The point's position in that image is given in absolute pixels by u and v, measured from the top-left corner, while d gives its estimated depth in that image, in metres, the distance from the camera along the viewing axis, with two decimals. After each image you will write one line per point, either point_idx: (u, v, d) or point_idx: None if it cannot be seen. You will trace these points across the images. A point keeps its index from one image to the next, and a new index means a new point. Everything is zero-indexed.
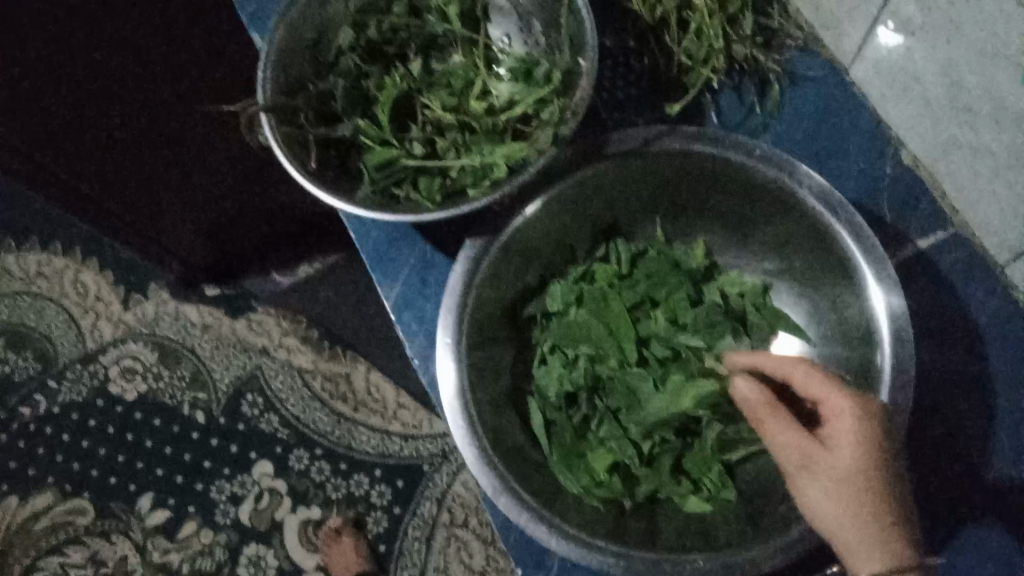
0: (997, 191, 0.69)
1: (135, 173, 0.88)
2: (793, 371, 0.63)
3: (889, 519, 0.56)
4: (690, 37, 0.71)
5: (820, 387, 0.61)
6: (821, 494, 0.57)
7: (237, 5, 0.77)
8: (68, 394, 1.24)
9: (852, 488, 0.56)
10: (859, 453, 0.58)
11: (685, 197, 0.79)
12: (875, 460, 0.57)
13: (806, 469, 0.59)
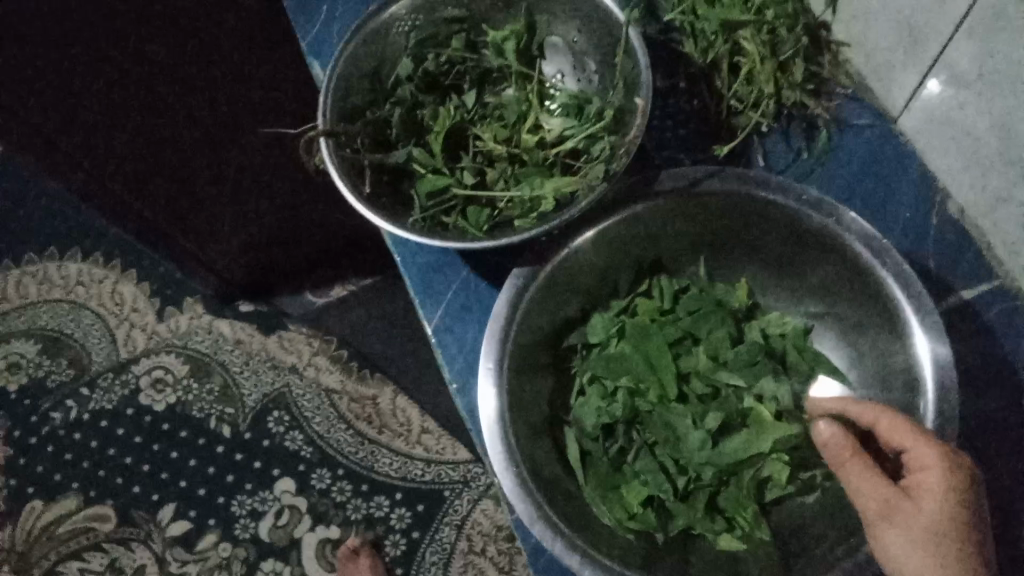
0: None
1: (183, 171, 0.97)
2: (877, 417, 0.56)
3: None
4: (741, 81, 0.71)
5: (907, 435, 0.54)
6: (912, 560, 0.51)
7: (300, 31, 0.86)
8: (142, 379, 1.37)
9: (935, 542, 0.51)
10: (949, 518, 0.51)
11: (732, 234, 0.68)
12: (959, 514, 0.52)
13: (888, 521, 0.52)
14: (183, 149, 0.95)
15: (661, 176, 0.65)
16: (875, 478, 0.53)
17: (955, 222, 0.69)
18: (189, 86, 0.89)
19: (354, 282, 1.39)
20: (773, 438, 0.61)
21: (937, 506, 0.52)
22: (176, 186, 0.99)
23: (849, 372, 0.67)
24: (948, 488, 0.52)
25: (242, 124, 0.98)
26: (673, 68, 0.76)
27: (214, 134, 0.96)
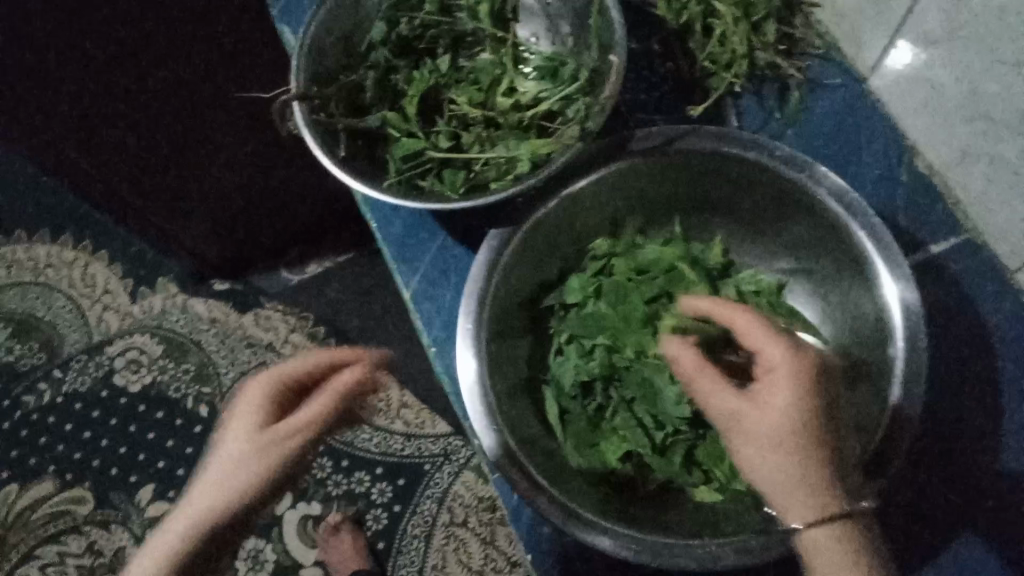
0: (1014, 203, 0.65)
1: (170, 145, 0.98)
2: (735, 319, 0.57)
3: (815, 470, 0.51)
4: (714, 43, 0.71)
5: (756, 336, 0.54)
6: (756, 458, 0.52)
7: (273, 2, 0.85)
8: (116, 361, 1.36)
9: (776, 443, 0.51)
10: (793, 418, 0.51)
11: (706, 191, 0.69)
12: (806, 411, 0.51)
13: (734, 426, 0.53)
14: (169, 124, 0.95)
15: (637, 135, 0.65)
16: (722, 390, 0.54)
17: (924, 178, 0.70)
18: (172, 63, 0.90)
19: (329, 259, 1.36)
20: None
21: (783, 415, 0.51)
22: (164, 162, 1.00)
23: (823, 326, 0.68)
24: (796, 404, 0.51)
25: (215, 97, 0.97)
26: (648, 30, 0.76)
27: (197, 108, 0.97)
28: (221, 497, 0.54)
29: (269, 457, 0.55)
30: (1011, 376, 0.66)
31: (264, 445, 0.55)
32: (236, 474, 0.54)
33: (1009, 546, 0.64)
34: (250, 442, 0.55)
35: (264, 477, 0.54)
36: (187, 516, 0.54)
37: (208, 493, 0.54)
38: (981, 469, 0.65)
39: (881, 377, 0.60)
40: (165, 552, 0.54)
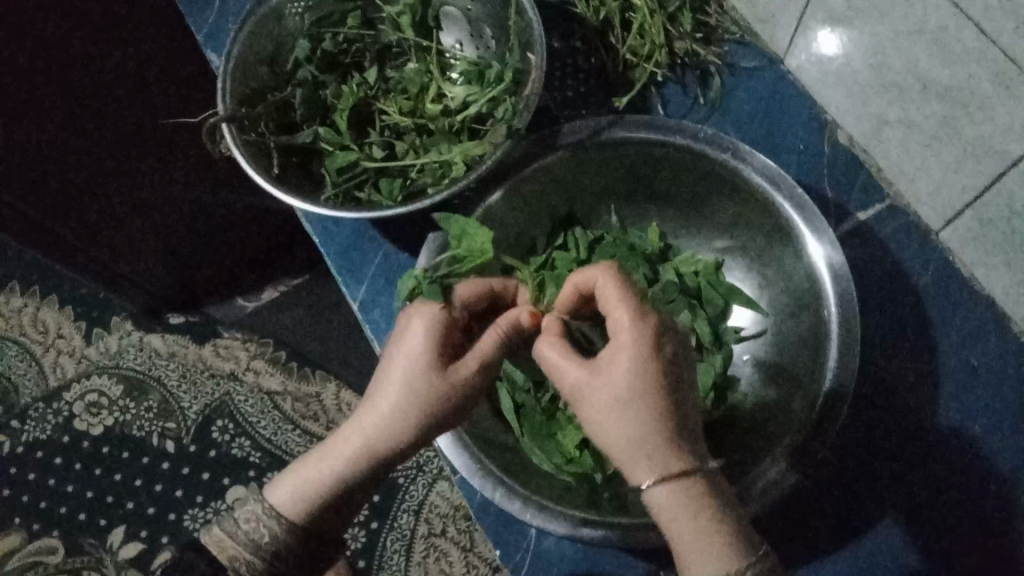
0: (930, 165, 0.66)
1: (120, 178, 1.01)
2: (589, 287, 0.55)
3: (652, 433, 0.48)
4: (634, 36, 0.73)
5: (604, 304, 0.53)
6: (601, 426, 0.50)
7: (195, 27, 0.86)
8: (75, 406, 1.34)
9: (612, 407, 0.49)
10: (628, 383, 0.49)
11: (638, 180, 0.70)
12: (641, 377, 0.49)
13: (581, 397, 0.52)
14: (119, 155, 0.98)
15: (565, 129, 0.67)
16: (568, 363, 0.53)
17: (844, 149, 0.73)
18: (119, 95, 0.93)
19: (286, 282, 1.38)
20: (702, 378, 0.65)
21: (619, 382, 0.49)
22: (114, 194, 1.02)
23: (762, 301, 0.70)
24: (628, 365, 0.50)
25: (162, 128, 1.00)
26: (569, 28, 0.77)
27: (145, 140, 1.00)
28: (381, 428, 0.58)
29: (446, 387, 0.57)
30: (942, 330, 0.69)
31: (450, 373, 0.57)
32: (400, 409, 0.57)
33: (962, 494, 0.65)
34: (425, 377, 0.57)
35: (457, 399, 0.58)
36: (346, 448, 0.58)
37: (384, 427, 0.57)
38: (926, 424, 0.67)
39: (817, 342, 0.62)
40: (316, 481, 0.59)
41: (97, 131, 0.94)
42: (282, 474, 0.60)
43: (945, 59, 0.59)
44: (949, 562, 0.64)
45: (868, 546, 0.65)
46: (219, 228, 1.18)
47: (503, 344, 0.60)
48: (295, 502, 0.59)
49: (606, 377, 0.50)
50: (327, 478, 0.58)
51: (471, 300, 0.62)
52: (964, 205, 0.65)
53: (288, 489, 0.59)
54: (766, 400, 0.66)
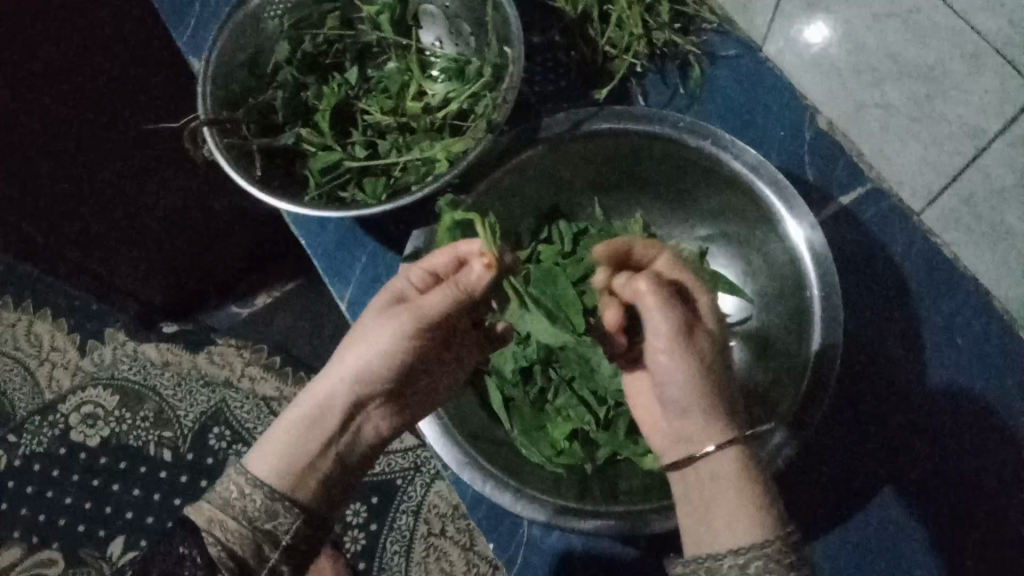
0: (910, 146, 0.70)
1: (111, 190, 1.00)
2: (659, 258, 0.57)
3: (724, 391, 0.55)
4: (612, 28, 0.74)
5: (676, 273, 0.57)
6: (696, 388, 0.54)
7: (175, 34, 0.88)
8: (71, 417, 1.34)
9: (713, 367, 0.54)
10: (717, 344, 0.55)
11: (620, 170, 0.71)
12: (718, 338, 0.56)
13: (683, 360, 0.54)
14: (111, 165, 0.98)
15: (545, 122, 0.67)
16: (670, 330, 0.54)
17: (826, 134, 0.72)
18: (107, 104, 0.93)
19: (278, 287, 1.39)
20: None
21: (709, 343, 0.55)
22: (106, 206, 1.02)
23: (747, 287, 0.70)
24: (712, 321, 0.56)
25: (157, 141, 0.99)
26: (548, 23, 0.78)
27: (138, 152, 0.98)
28: (330, 377, 0.61)
29: (386, 329, 0.60)
30: (929, 310, 0.69)
31: (389, 316, 0.61)
32: (344, 355, 0.61)
33: (952, 473, 0.66)
34: (368, 323, 0.61)
35: (396, 342, 0.60)
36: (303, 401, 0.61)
37: (332, 375, 0.61)
38: (913, 404, 0.67)
39: (802, 325, 0.62)
40: (280, 434, 0.59)
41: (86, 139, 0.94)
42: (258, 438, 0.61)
43: None
44: (942, 542, 0.64)
45: (860, 526, 0.65)
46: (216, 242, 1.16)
47: (454, 296, 0.59)
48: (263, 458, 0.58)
49: (702, 331, 0.55)
50: (288, 431, 0.59)
51: (438, 268, 0.61)
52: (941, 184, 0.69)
53: (260, 448, 0.59)
54: (754, 385, 0.66)
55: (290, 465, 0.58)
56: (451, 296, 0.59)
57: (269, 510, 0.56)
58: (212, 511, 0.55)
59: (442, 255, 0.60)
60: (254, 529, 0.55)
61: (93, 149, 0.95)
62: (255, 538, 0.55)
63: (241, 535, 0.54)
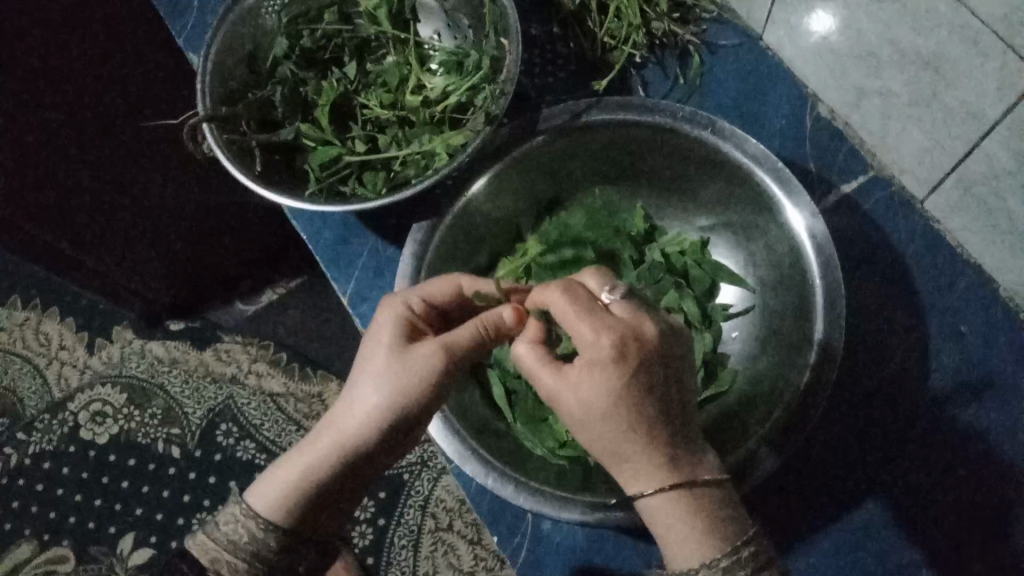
0: (932, 128, 0.63)
1: (115, 188, 1.01)
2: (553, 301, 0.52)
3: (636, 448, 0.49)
4: (611, 19, 0.74)
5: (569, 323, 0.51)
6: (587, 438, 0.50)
7: (176, 33, 0.88)
8: (80, 416, 1.35)
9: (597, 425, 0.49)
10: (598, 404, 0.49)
11: (619, 162, 0.71)
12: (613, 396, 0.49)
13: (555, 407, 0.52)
14: (115, 164, 0.98)
15: (543, 115, 0.67)
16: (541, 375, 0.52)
17: (827, 122, 0.73)
18: (111, 104, 0.93)
19: (284, 283, 1.40)
20: None
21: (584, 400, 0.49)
22: (110, 205, 1.02)
23: (748, 277, 0.70)
24: (597, 383, 0.49)
25: (158, 135, 1.00)
26: (546, 15, 0.78)
27: (138, 149, 0.99)
28: (348, 419, 0.55)
29: (411, 372, 0.54)
30: (931, 297, 0.69)
31: (405, 357, 0.54)
32: (363, 397, 0.54)
33: (959, 460, 0.65)
34: (387, 358, 0.54)
35: (421, 386, 0.54)
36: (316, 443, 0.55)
37: (350, 417, 0.55)
38: (917, 392, 0.67)
39: (805, 314, 0.62)
40: (292, 479, 0.55)
41: (95, 140, 0.94)
42: (263, 475, 0.57)
43: (918, 25, 0.58)
44: (949, 532, 0.64)
45: (865, 516, 0.65)
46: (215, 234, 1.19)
47: (480, 337, 0.56)
48: (279, 505, 0.55)
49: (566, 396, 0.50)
50: (305, 474, 0.55)
51: (441, 298, 0.59)
52: (963, 173, 0.63)
53: (272, 490, 0.56)
54: (756, 373, 0.66)
55: (304, 508, 0.56)
56: (477, 337, 0.55)
57: (282, 549, 0.56)
58: (220, 550, 0.56)
59: (445, 285, 0.59)
60: (270, 567, 0.56)
61: (99, 149, 0.95)
62: (267, 572, 0.56)
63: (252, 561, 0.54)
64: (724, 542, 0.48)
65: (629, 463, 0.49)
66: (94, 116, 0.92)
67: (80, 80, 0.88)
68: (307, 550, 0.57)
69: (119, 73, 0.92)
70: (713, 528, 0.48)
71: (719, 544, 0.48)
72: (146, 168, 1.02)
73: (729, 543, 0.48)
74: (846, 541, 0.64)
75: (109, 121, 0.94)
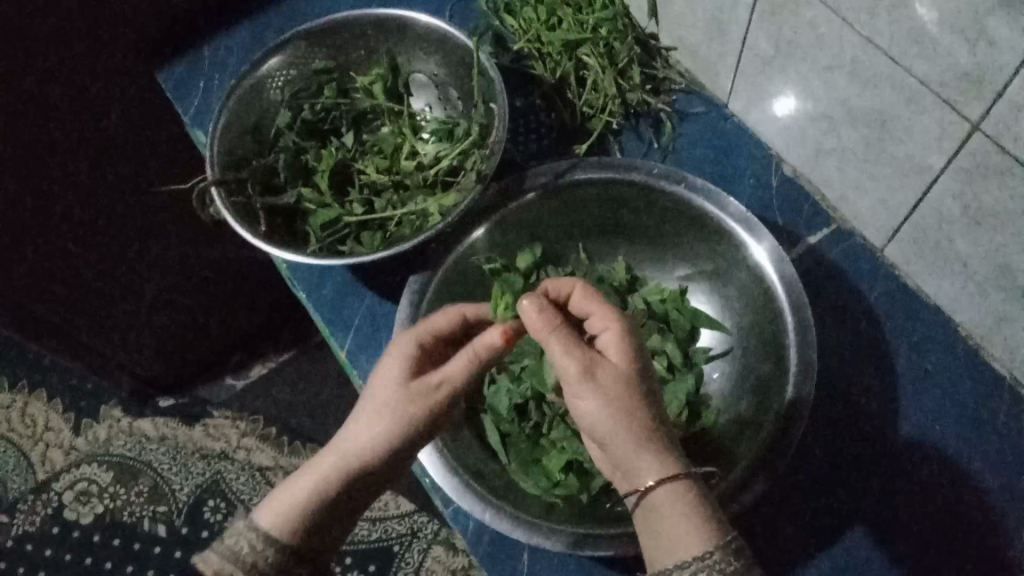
0: (884, 177, 0.69)
1: (112, 242, 1.05)
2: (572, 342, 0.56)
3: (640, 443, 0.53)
4: (589, 90, 0.81)
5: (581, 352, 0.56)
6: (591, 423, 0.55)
7: (183, 108, 0.92)
8: (65, 496, 1.32)
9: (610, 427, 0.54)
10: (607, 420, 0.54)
11: (601, 219, 0.76)
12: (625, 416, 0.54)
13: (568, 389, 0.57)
14: (112, 221, 1.03)
15: (529, 174, 0.74)
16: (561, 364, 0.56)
17: (791, 180, 0.79)
18: (114, 168, 0.98)
19: (273, 358, 1.44)
20: (676, 397, 0.68)
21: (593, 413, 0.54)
22: (106, 257, 1.07)
23: (726, 322, 0.73)
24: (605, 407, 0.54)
25: (155, 196, 1.05)
26: (530, 90, 0.86)
27: (135, 205, 1.04)
28: (352, 447, 0.59)
29: (417, 395, 0.60)
30: (897, 337, 0.74)
31: (411, 392, 0.60)
32: (371, 422, 0.60)
33: (935, 492, 0.68)
34: (397, 390, 0.61)
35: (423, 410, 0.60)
36: (318, 467, 0.59)
37: (353, 441, 0.59)
38: (887, 427, 0.71)
39: (778, 350, 0.66)
40: (296, 501, 0.57)
41: (95, 197, 0.99)
42: (269, 497, 0.59)
43: (863, 86, 0.64)
44: (931, 562, 0.66)
45: (849, 551, 0.67)
46: (205, 290, 1.23)
47: (471, 364, 0.62)
48: (287, 524, 0.57)
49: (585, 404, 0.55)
50: (309, 497, 0.58)
51: (439, 330, 0.65)
52: (913, 218, 0.69)
53: (277, 509, 0.57)
54: (738, 413, 0.70)
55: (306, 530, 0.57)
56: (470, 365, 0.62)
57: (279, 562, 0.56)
58: (217, 561, 0.56)
59: (447, 319, 0.65)
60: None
61: (97, 206, 1.00)
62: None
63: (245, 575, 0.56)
64: (702, 546, 0.50)
65: (618, 437, 0.54)
66: (96, 176, 0.97)
67: (87, 146, 0.94)
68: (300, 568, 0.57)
69: (127, 143, 0.98)
70: (694, 531, 0.51)
71: (698, 546, 0.50)
72: (141, 225, 1.07)
73: (706, 546, 0.50)
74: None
75: (112, 182, 0.99)
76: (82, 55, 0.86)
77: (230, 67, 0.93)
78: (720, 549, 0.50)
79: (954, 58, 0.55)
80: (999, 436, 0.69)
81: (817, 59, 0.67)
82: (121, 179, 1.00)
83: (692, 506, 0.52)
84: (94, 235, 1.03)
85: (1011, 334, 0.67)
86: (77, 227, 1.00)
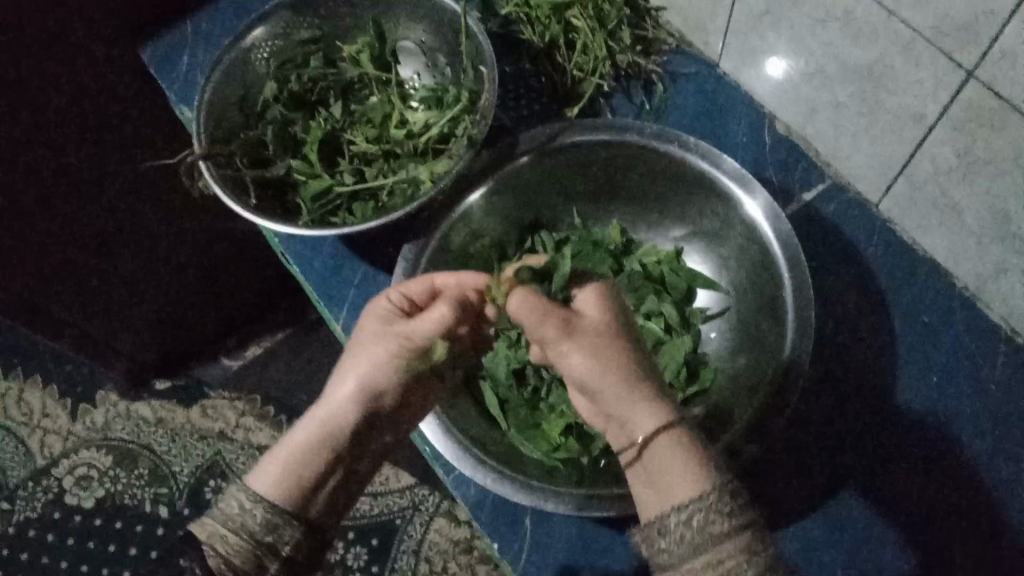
0: (880, 131, 0.68)
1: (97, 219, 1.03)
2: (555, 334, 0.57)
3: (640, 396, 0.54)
4: (579, 52, 0.80)
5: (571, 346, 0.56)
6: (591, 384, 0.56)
7: (166, 82, 0.90)
8: (65, 480, 1.32)
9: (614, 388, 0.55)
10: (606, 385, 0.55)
11: (594, 182, 0.76)
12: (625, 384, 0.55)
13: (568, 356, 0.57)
14: (96, 199, 1.01)
15: (521, 139, 0.72)
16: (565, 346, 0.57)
17: (783, 138, 0.79)
18: (99, 144, 0.96)
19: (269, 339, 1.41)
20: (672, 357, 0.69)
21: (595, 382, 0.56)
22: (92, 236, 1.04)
23: (722, 281, 0.74)
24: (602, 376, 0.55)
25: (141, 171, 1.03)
26: (519, 54, 0.85)
27: (120, 181, 1.02)
28: (330, 410, 0.60)
29: (385, 354, 0.62)
30: (896, 291, 0.74)
31: (386, 344, 0.62)
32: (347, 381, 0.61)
33: (938, 449, 0.68)
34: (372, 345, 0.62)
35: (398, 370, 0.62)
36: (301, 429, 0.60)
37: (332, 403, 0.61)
38: (888, 381, 0.71)
39: (777, 306, 0.66)
40: (285, 462, 0.58)
41: (81, 174, 0.97)
42: (259, 467, 0.59)
43: (856, 39, 0.63)
44: (937, 513, 0.66)
45: (863, 498, 0.67)
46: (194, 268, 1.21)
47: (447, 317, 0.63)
48: (277, 486, 0.57)
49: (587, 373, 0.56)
50: (294, 460, 0.58)
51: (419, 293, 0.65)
52: (909, 172, 0.69)
53: (268, 475, 0.58)
54: (737, 370, 0.70)
55: (298, 490, 0.58)
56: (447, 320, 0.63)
57: (269, 523, 0.56)
58: (212, 526, 0.56)
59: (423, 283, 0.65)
60: (257, 544, 0.56)
61: (82, 183, 0.98)
62: (253, 551, 0.55)
63: (242, 547, 0.55)
64: (693, 487, 0.50)
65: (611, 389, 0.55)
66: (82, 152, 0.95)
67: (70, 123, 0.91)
68: (292, 532, 0.57)
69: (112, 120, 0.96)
70: (688, 475, 0.51)
71: (691, 486, 0.51)
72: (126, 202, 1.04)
73: (701, 487, 0.50)
74: (856, 530, 0.67)
75: (96, 159, 0.97)
76: (63, 30, 0.83)
77: (212, 42, 0.92)
78: (714, 490, 0.50)
79: (951, 6, 0.54)
80: (998, 387, 0.70)
81: (809, 13, 0.66)
82: (105, 155, 0.98)
83: (688, 452, 0.52)
84: (79, 213, 1.01)
85: (1009, 284, 0.67)
86: (61, 204, 0.98)
